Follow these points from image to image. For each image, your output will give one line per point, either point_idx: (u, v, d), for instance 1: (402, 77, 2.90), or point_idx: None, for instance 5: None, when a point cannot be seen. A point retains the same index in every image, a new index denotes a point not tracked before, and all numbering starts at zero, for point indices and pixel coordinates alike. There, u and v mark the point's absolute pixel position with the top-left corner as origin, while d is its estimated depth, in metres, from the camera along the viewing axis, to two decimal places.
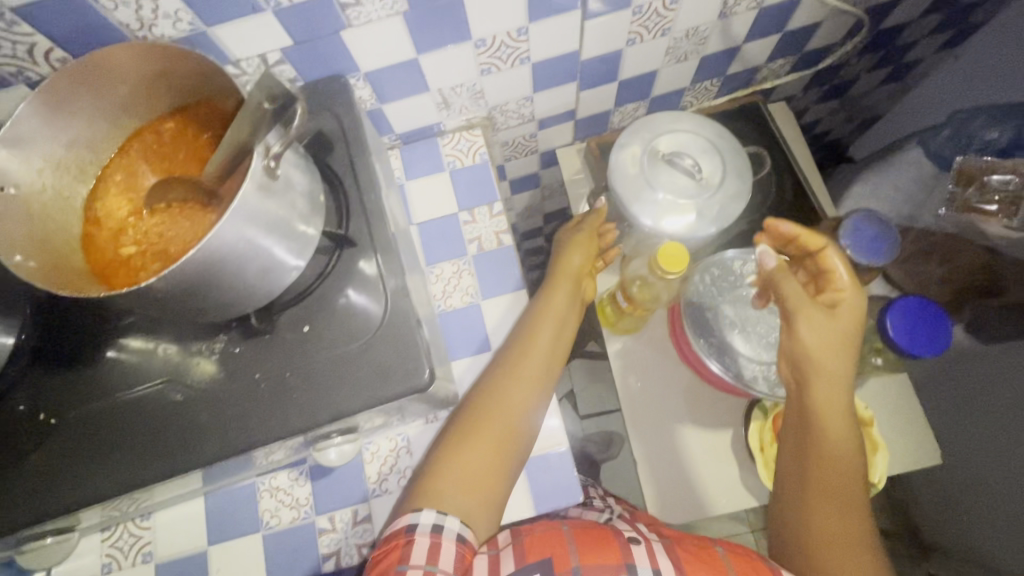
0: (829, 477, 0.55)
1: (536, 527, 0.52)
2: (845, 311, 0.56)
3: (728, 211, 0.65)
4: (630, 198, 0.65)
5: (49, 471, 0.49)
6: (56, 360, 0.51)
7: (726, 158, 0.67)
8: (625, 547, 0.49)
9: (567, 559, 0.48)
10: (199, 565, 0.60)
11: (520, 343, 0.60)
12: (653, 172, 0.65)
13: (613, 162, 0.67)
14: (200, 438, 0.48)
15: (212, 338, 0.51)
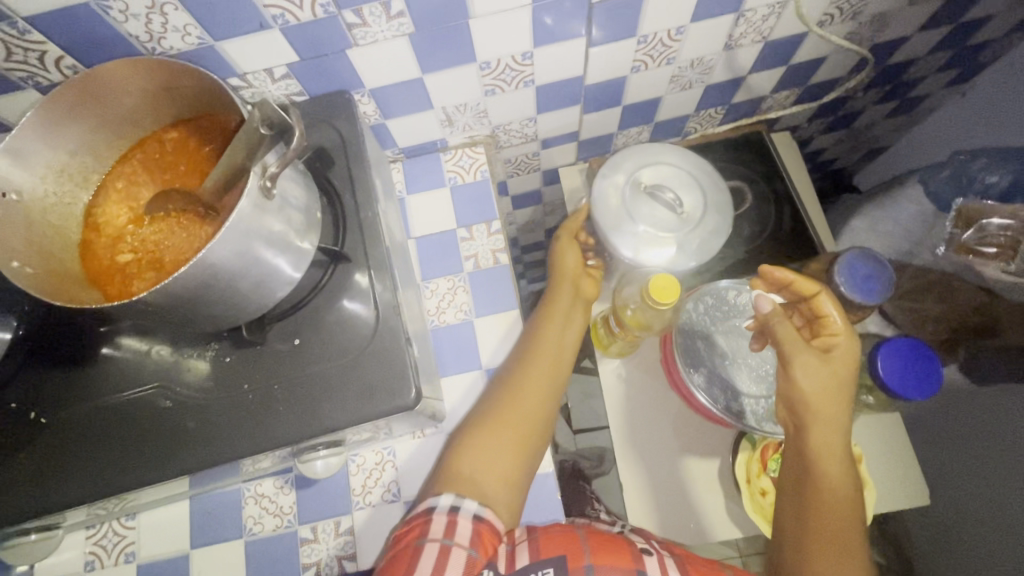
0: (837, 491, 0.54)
1: (553, 528, 0.52)
2: (838, 354, 0.57)
3: (707, 247, 0.64)
4: (609, 229, 0.64)
5: (35, 470, 0.49)
6: (48, 359, 0.52)
7: (707, 193, 0.66)
8: (638, 556, 0.49)
9: (580, 557, 0.47)
10: (180, 568, 0.60)
11: (530, 342, 0.63)
12: (633, 206, 0.65)
13: (596, 190, 0.67)
14: (187, 445, 0.49)
15: (204, 346, 0.51)
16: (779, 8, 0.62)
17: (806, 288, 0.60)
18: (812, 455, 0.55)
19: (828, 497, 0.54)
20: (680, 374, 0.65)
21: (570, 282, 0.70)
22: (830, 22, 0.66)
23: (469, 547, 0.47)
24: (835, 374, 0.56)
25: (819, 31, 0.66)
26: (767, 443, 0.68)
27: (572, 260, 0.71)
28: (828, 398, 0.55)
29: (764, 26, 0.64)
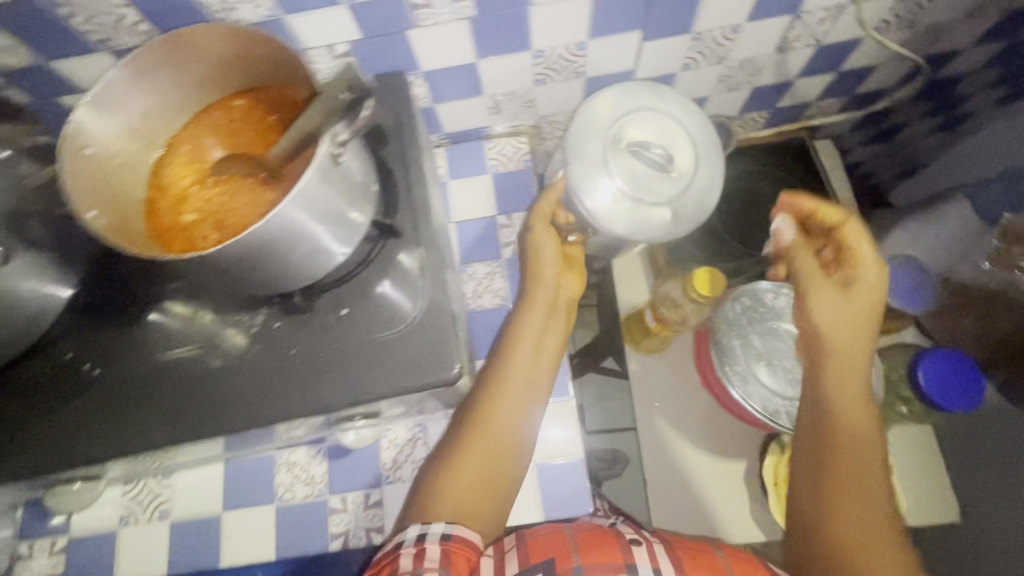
0: (859, 434, 0.53)
1: (539, 530, 0.52)
2: (862, 288, 0.55)
3: (697, 206, 0.59)
4: (584, 182, 0.57)
5: (87, 420, 0.51)
6: (103, 314, 0.54)
7: (698, 143, 0.61)
8: (627, 548, 0.48)
9: (569, 559, 0.47)
10: (211, 529, 0.61)
11: (502, 356, 0.58)
12: (613, 160, 0.58)
13: (574, 139, 0.60)
14: (234, 404, 0.50)
15: (254, 310, 0.52)
16: (836, 11, 0.61)
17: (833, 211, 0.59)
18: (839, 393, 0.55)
19: (852, 439, 0.53)
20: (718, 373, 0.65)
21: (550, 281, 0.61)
22: (886, 29, 0.66)
23: (441, 569, 0.46)
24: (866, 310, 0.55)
25: (873, 37, 0.66)
26: None
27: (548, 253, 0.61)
28: (855, 340, 0.55)
29: (819, 30, 0.64)
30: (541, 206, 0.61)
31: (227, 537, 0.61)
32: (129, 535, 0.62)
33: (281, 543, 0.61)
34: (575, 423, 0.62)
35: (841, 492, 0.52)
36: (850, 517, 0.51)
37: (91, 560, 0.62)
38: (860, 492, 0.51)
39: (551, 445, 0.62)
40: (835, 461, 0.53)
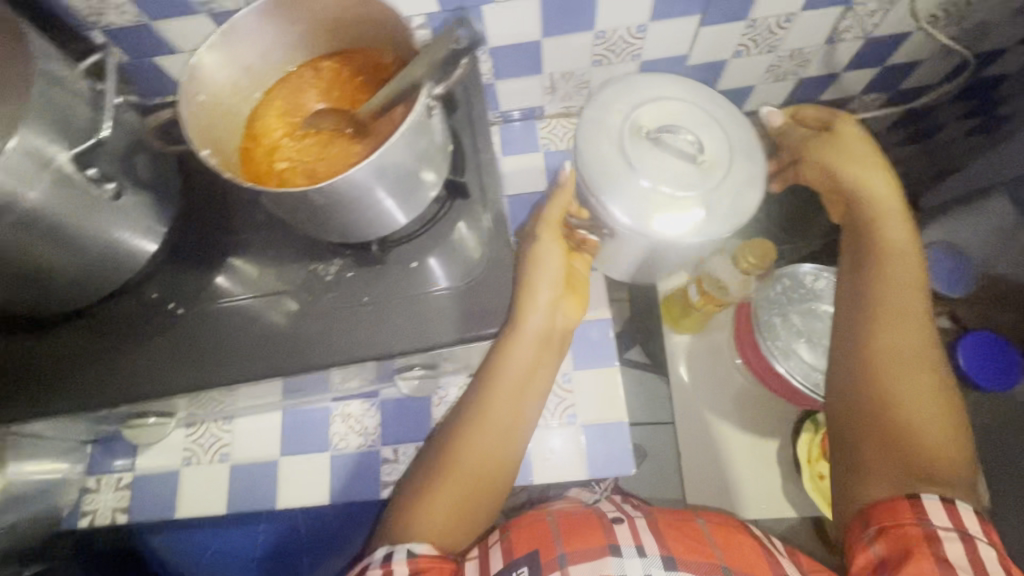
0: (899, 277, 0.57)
1: (522, 520, 0.54)
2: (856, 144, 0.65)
3: (728, 198, 0.58)
4: (602, 177, 0.58)
5: (171, 354, 0.54)
6: (187, 258, 0.57)
7: (729, 135, 0.60)
8: (609, 530, 0.51)
9: (553, 549, 0.49)
10: (269, 473, 0.65)
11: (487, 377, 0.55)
12: (635, 153, 0.58)
13: (588, 135, 0.60)
14: (309, 344, 0.53)
15: (329, 259, 0.56)
16: (888, 4, 0.64)
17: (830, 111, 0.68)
18: (876, 243, 0.60)
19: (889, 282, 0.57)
20: (760, 348, 0.67)
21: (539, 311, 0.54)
22: (935, 24, 0.68)
23: None
24: (880, 173, 0.63)
25: (923, 32, 0.68)
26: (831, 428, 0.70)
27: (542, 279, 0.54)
28: (881, 204, 0.61)
29: (869, 22, 0.67)
30: (552, 215, 0.59)
31: (284, 481, 0.64)
32: (190, 475, 0.65)
33: (335, 489, 0.64)
34: (620, 389, 0.65)
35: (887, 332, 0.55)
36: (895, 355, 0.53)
37: (153, 496, 0.65)
38: (902, 333, 0.54)
39: (595, 409, 0.64)
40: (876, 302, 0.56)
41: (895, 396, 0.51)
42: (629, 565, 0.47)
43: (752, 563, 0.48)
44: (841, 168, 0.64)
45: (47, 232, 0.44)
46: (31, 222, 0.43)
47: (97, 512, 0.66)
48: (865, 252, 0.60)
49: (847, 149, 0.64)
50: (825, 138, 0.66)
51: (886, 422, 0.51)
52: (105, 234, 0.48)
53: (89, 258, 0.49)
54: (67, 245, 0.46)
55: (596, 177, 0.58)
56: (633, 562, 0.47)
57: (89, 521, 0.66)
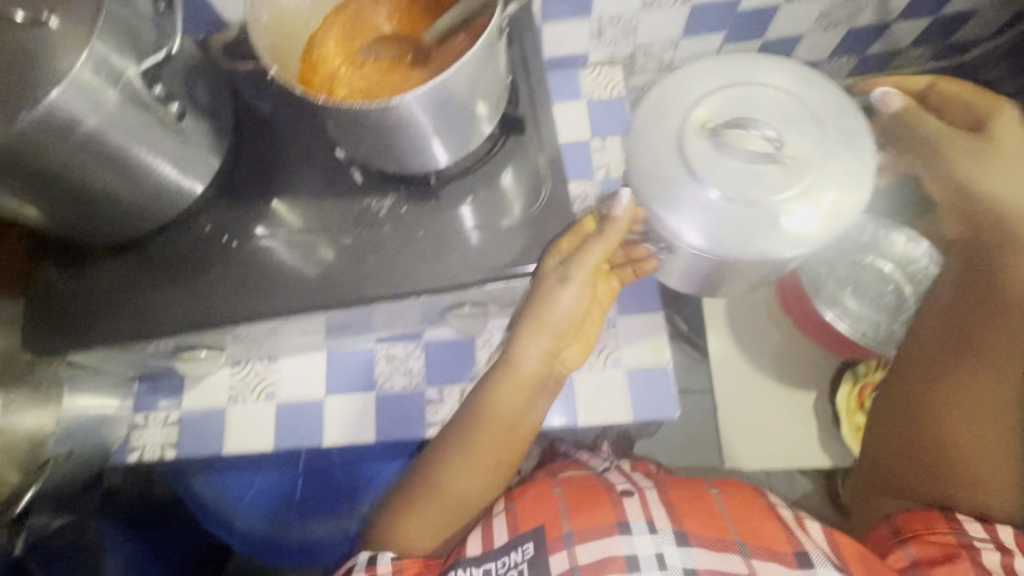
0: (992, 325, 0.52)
1: (528, 490, 0.58)
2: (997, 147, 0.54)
3: (817, 203, 0.50)
4: (669, 193, 0.52)
5: (229, 284, 0.55)
6: (239, 190, 0.57)
7: (817, 125, 0.52)
8: (616, 504, 0.54)
9: (560, 526, 0.52)
10: (315, 411, 0.65)
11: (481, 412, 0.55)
12: (710, 160, 0.51)
13: (654, 143, 0.54)
14: (367, 276, 0.53)
15: (382, 194, 0.55)
16: None
17: (984, 107, 0.57)
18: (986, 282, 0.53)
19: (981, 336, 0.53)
20: (807, 297, 0.67)
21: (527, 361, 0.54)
22: None
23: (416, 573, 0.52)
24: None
25: None
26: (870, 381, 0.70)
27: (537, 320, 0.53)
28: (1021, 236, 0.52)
29: None
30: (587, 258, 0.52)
31: (330, 418, 0.65)
32: (236, 412, 0.66)
33: (381, 427, 0.64)
34: (664, 333, 0.65)
35: (963, 385, 0.53)
36: (965, 409, 0.52)
37: (200, 433, 0.66)
38: (984, 391, 0.52)
39: (639, 353, 0.65)
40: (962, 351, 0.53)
41: (954, 443, 0.52)
42: (639, 542, 0.50)
43: (765, 532, 0.52)
44: (978, 180, 0.54)
45: (106, 158, 0.45)
46: (93, 146, 0.43)
47: (145, 447, 0.66)
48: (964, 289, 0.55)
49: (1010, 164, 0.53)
50: (975, 137, 0.55)
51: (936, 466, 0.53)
52: (159, 169, 0.49)
53: (143, 189, 0.50)
54: (124, 173, 0.47)
55: (663, 191, 0.52)
56: (643, 539, 0.51)
57: (138, 456, 0.67)
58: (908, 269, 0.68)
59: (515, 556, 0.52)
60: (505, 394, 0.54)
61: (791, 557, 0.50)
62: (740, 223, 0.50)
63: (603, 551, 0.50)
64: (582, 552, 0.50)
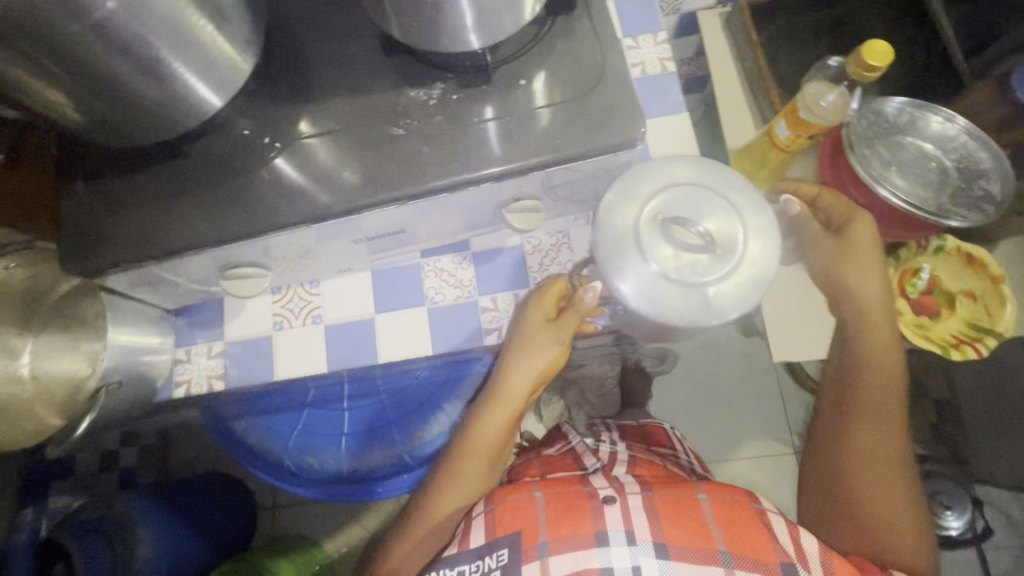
0: (877, 394, 0.63)
1: (509, 493, 0.61)
2: (853, 232, 0.63)
3: (739, 280, 0.49)
4: (615, 269, 0.50)
5: (277, 187, 0.53)
6: (277, 90, 0.55)
7: (744, 217, 0.50)
8: (597, 514, 0.57)
9: (535, 535, 0.57)
10: (366, 328, 0.64)
11: (463, 442, 0.65)
12: (650, 242, 0.50)
13: (604, 219, 0.51)
14: (422, 166, 0.52)
15: (430, 85, 0.53)
16: None
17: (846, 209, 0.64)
18: (856, 357, 0.64)
19: (874, 404, 0.63)
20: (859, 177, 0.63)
21: (519, 401, 0.62)
22: None
23: None
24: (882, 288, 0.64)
25: None
26: (908, 269, 0.73)
27: (522, 379, 0.60)
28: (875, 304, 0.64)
29: None
30: (568, 320, 0.59)
31: (382, 336, 0.64)
32: (285, 338, 0.64)
33: (436, 339, 0.63)
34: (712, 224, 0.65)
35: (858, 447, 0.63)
36: (863, 467, 0.62)
37: (249, 361, 0.64)
38: (870, 447, 0.62)
39: None
40: (856, 413, 0.63)
41: (861, 497, 0.61)
42: (616, 554, 0.54)
43: (752, 542, 0.55)
44: (837, 271, 0.65)
45: (130, 50, 0.42)
46: (114, 34, 0.40)
47: (191, 381, 0.65)
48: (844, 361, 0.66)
49: (857, 261, 0.63)
50: (832, 238, 0.65)
51: (846, 504, 0.62)
52: (182, 74, 0.46)
53: (169, 90, 0.47)
54: (149, 71, 0.44)
55: (610, 263, 0.50)
56: (621, 551, 0.54)
57: (185, 390, 0.65)
58: (948, 148, 0.67)
59: (490, 563, 0.57)
60: (484, 429, 0.63)
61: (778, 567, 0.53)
62: (675, 302, 0.49)
63: (580, 561, 0.54)
64: (554, 564, 0.54)
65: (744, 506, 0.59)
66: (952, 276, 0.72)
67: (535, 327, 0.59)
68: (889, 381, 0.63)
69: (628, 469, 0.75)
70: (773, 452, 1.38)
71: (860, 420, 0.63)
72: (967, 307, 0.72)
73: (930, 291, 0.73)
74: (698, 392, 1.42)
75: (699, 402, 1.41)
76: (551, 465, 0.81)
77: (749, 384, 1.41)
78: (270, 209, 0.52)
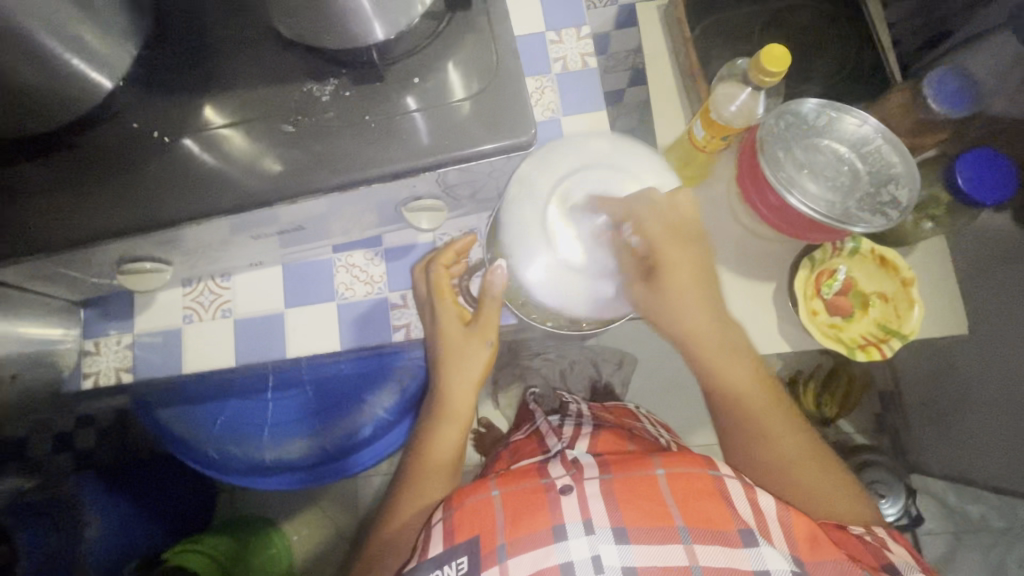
0: (746, 400, 0.67)
1: (467, 496, 0.59)
2: (662, 259, 0.63)
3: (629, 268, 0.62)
4: (524, 258, 0.59)
5: (165, 180, 0.51)
6: (166, 80, 0.53)
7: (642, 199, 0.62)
8: (555, 506, 0.56)
9: (494, 538, 0.55)
10: (277, 321, 0.65)
11: (420, 458, 0.68)
12: (554, 227, 0.58)
13: (511, 198, 0.59)
14: (312, 164, 0.51)
15: (323, 79, 0.52)
16: None
17: (686, 211, 0.61)
18: (714, 380, 0.67)
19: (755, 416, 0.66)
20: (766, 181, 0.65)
21: (467, 412, 0.70)
22: None
23: None
24: (700, 300, 0.65)
25: None
26: (823, 270, 0.73)
27: (463, 384, 0.69)
28: (710, 327, 0.66)
29: None
30: (486, 322, 0.66)
31: (293, 330, 0.66)
32: (194, 331, 0.65)
33: (346, 336, 0.66)
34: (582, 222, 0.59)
35: (776, 447, 0.66)
36: (788, 457, 0.66)
37: (160, 354, 0.65)
38: (777, 443, 0.66)
39: None
40: (753, 422, 0.66)
41: (797, 480, 0.65)
42: (575, 548, 0.53)
43: (708, 514, 0.54)
44: (660, 308, 0.64)
45: (24, 47, 0.41)
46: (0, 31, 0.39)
47: (100, 373, 0.65)
48: (714, 398, 0.68)
49: (676, 299, 0.63)
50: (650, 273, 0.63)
51: (791, 492, 0.65)
52: (80, 68, 0.46)
53: (60, 83, 0.46)
54: (41, 65, 0.43)
55: (520, 251, 0.59)
56: (579, 543, 0.53)
57: (94, 381, 0.65)
58: (862, 152, 0.68)
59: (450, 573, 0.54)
60: (440, 440, 0.68)
61: (737, 538, 0.53)
62: (577, 292, 0.59)
63: (539, 560, 0.53)
64: (513, 565, 0.53)
65: (706, 481, 0.57)
66: (869, 278, 0.74)
67: (463, 342, 0.66)
68: (748, 382, 0.67)
69: (590, 446, 0.74)
70: None
71: (754, 424, 0.66)
72: (880, 308, 0.73)
73: (845, 293, 0.74)
74: (650, 382, 1.43)
75: (650, 392, 1.43)
76: (518, 453, 0.82)
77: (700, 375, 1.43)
78: (158, 202, 0.51)
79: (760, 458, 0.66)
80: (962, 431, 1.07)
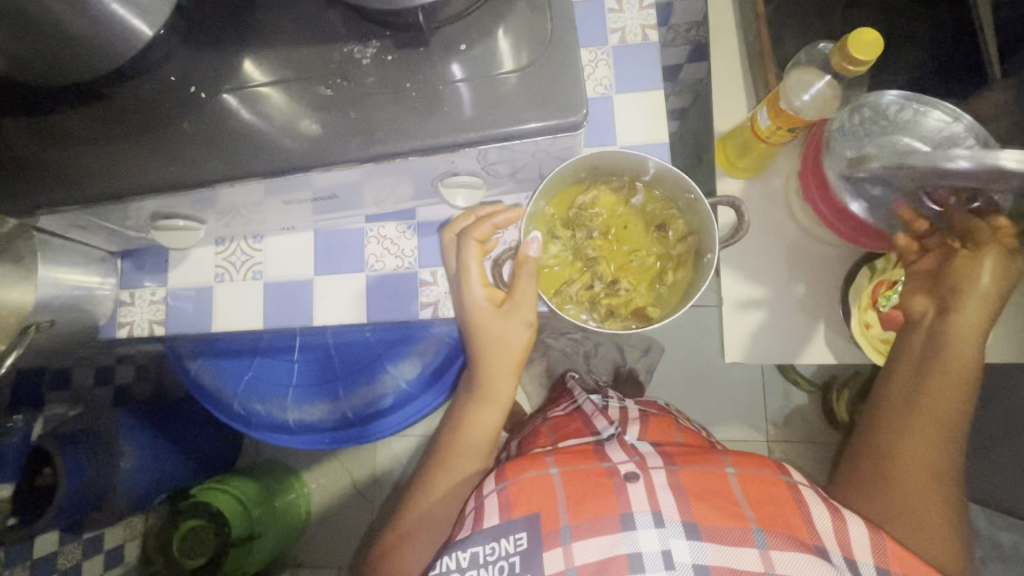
0: (959, 386, 0.60)
1: (525, 471, 0.58)
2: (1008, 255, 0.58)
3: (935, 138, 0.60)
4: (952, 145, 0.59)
5: (202, 137, 0.50)
6: (204, 33, 0.51)
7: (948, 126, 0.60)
8: (621, 494, 0.55)
9: (558, 518, 0.54)
10: (306, 287, 0.65)
11: (453, 426, 0.70)
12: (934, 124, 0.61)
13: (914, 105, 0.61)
14: (349, 131, 0.49)
15: (365, 42, 0.50)
16: None
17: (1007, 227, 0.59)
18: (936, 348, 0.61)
19: (949, 420, 0.60)
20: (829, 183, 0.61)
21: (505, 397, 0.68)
22: None
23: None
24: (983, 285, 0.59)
25: None
26: (881, 281, 0.69)
27: (496, 372, 0.66)
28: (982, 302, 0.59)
29: None
30: (520, 305, 0.61)
31: (319, 299, 0.65)
32: (224, 291, 0.66)
33: (371, 307, 0.65)
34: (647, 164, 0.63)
35: (912, 441, 0.61)
36: (911, 456, 0.61)
37: (195, 311, 0.66)
38: (931, 442, 0.60)
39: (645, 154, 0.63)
40: (944, 415, 0.60)
41: (912, 486, 0.60)
42: (644, 538, 0.52)
43: (783, 517, 0.54)
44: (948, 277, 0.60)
45: None
46: None
47: (134, 323, 0.67)
48: (916, 360, 0.62)
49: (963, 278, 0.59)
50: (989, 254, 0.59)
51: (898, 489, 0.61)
52: (122, 14, 0.44)
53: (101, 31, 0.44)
54: (81, 7, 0.41)
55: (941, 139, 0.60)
56: (649, 534, 0.52)
57: (128, 331, 0.67)
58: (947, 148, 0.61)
59: (506, 546, 0.54)
60: (476, 416, 0.69)
61: (816, 548, 0.52)
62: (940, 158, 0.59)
63: (606, 548, 0.52)
64: (575, 549, 0.52)
65: (780, 486, 0.57)
66: None
67: (501, 324, 0.62)
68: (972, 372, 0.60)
69: (641, 433, 0.72)
70: (747, 439, 1.37)
71: (952, 409, 0.60)
72: None
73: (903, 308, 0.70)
74: (677, 372, 1.40)
75: (676, 382, 1.39)
76: (562, 431, 0.78)
77: (730, 369, 1.39)
78: (194, 159, 0.50)
79: (905, 447, 0.61)
80: (1006, 459, 1.00)
